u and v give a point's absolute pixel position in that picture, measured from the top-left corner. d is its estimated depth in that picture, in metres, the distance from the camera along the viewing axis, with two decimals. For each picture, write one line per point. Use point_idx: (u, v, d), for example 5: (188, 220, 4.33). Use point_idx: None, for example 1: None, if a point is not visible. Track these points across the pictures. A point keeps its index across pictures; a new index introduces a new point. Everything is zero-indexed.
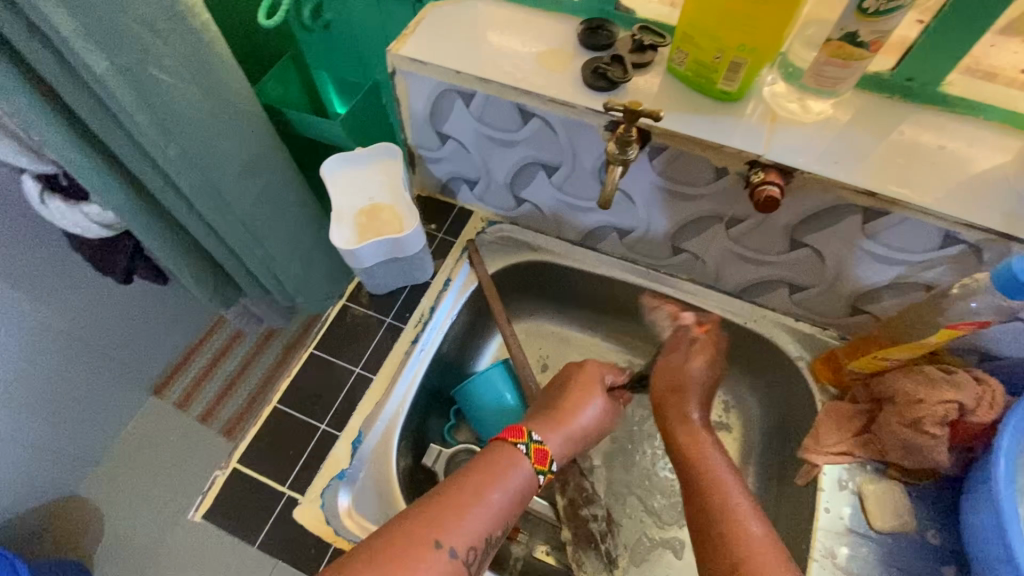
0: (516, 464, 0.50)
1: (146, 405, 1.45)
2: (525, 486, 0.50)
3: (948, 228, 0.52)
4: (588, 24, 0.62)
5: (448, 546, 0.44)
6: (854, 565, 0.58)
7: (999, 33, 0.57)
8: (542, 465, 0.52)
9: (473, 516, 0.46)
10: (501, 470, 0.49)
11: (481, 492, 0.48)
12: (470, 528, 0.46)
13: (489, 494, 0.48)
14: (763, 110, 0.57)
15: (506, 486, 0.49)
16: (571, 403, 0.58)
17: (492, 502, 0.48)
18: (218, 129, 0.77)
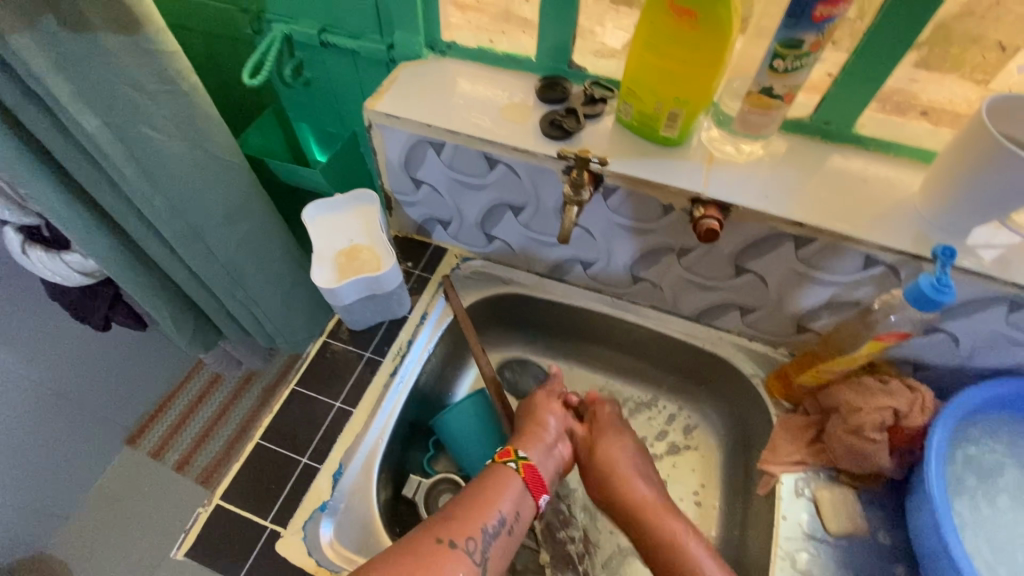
0: (498, 471, 0.60)
1: (120, 455, 1.42)
2: (510, 490, 0.59)
3: (868, 252, 0.59)
4: (545, 81, 0.70)
5: (450, 541, 0.53)
6: (814, 567, 0.61)
7: (915, 67, 0.60)
8: (510, 454, 0.62)
9: (478, 517, 0.55)
10: (485, 477, 0.60)
11: (475, 500, 0.57)
12: (471, 526, 0.54)
13: (477, 496, 0.57)
14: (702, 152, 0.65)
15: (502, 499, 0.58)
16: (527, 439, 0.65)
17: (487, 506, 0.56)
18: (203, 178, 0.82)
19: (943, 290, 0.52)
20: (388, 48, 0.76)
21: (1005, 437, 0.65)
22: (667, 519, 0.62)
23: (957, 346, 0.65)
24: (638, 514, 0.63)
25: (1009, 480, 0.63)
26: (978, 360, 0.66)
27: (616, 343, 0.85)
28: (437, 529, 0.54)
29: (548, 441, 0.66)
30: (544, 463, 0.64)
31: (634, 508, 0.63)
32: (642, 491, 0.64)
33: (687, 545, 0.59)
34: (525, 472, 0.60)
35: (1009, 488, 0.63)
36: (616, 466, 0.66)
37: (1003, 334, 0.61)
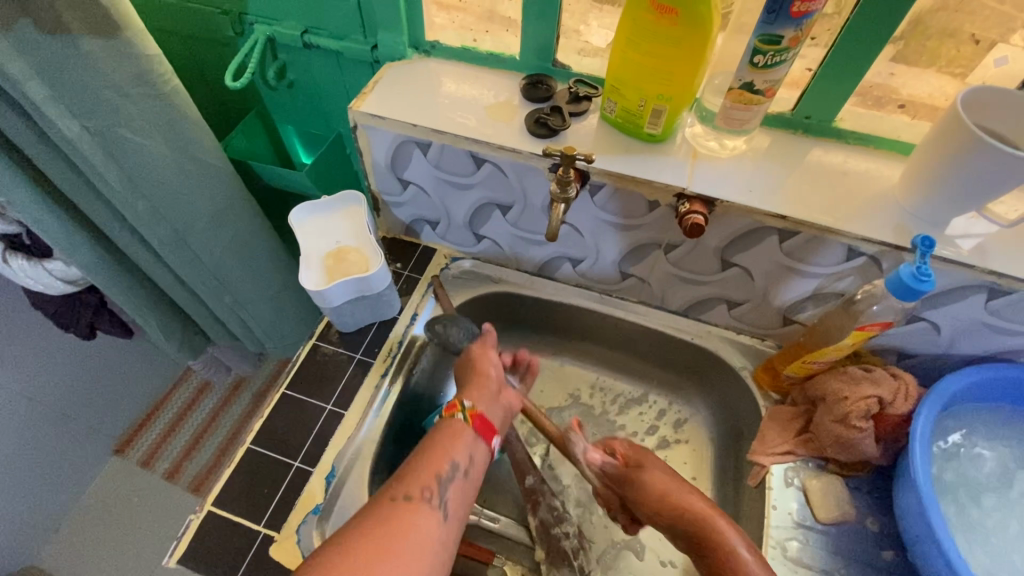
0: (444, 426, 0.57)
1: (108, 465, 1.40)
2: (462, 439, 0.56)
3: (850, 243, 0.60)
4: (530, 80, 0.70)
5: (408, 494, 0.50)
6: (804, 556, 0.62)
7: (891, 61, 0.61)
8: (455, 408, 0.59)
9: (434, 469, 0.52)
10: (436, 433, 0.57)
11: (430, 455, 0.53)
12: (427, 476, 0.51)
13: (428, 450, 0.54)
14: (686, 148, 0.66)
15: (453, 448, 0.55)
16: (472, 390, 0.63)
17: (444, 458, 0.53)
18: (187, 182, 0.81)
19: (924, 278, 0.53)
20: (372, 48, 0.75)
21: (982, 427, 0.66)
22: (715, 524, 0.55)
23: (939, 335, 0.66)
24: (688, 526, 0.56)
25: (988, 472, 0.64)
26: (959, 347, 0.67)
27: (605, 339, 0.86)
28: (393, 487, 0.50)
29: (495, 388, 0.63)
30: (490, 410, 0.62)
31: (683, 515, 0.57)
32: (696, 501, 0.57)
33: (734, 549, 0.52)
34: (473, 420, 0.58)
35: (991, 484, 0.64)
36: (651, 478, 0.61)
37: (982, 321, 0.63)
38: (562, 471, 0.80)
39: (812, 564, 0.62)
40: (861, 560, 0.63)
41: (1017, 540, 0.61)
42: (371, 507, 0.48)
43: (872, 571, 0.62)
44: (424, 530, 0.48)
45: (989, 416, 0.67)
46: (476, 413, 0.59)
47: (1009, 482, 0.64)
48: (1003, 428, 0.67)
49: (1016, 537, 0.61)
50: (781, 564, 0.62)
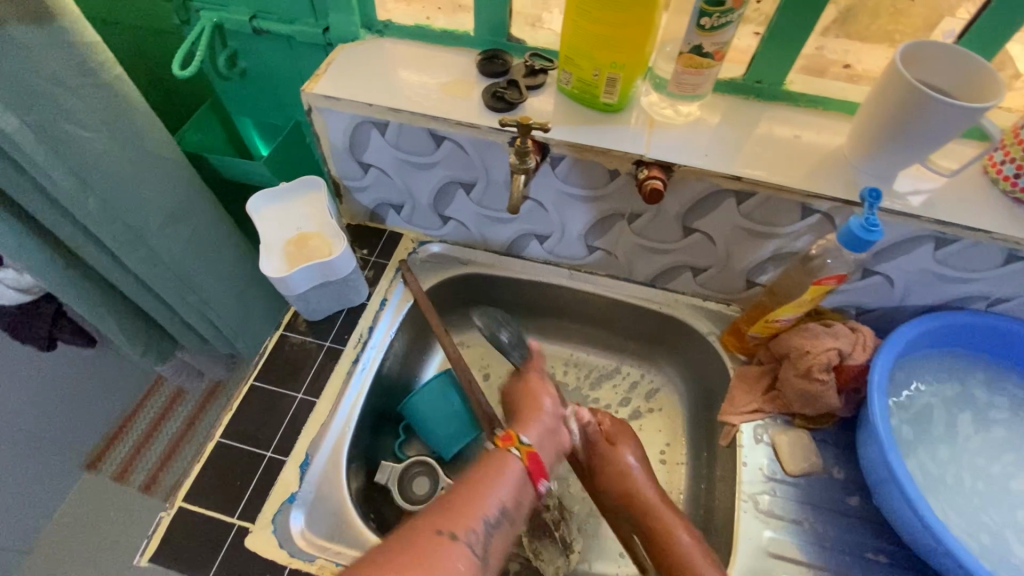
0: (491, 455, 0.57)
1: (80, 482, 1.36)
2: (510, 473, 0.55)
3: (803, 201, 0.62)
4: (485, 55, 0.70)
5: (451, 532, 0.49)
6: (775, 507, 0.64)
7: (829, 26, 0.64)
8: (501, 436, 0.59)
9: (479, 510, 0.51)
10: (490, 467, 0.55)
11: (479, 491, 0.53)
12: (469, 516, 0.51)
13: (469, 482, 0.54)
14: (643, 117, 0.66)
15: (498, 488, 0.54)
16: (527, 422, 0.62)
17: (490, 498, 0.52)
18: (139, 177, 0.78)
19: (873, 229, 0.55)
20: (323, 31, 0.74)
21: (928, 379, 0.68)
22: (665, 519, 0.63)
23: (892, 287, 0.69)
24: (642, 512, 0.64)
25: (940, 426, 0.66)
26: (912, 297, 0.70)
27: (576, 314, 0.87)
28: (434, 521, 0.50)
29: (552, 424, 0.63)
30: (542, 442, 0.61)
31: (641, 505, 0.65)
32: (646, 491, 0.65)
33: (677, 540, 0.61)
34: (529, 459, 0.57)
35: (941, 437, 0.65)
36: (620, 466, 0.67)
37: (931, 271, 0.66)
38: None
39: (783, 514, 0.64)
40: (829, 507, 0.65)
41: (976, 495, 0.62)
42: (412, 538, 0.48)
43: (839, 517, 0.64)
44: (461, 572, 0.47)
45: (930, 366, 0.69)
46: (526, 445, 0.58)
47: (956, 433, 0.66)
48: (944, 376, 0.69)
49: (972, 490, 0.62)
50: (753, 516, 0.64)
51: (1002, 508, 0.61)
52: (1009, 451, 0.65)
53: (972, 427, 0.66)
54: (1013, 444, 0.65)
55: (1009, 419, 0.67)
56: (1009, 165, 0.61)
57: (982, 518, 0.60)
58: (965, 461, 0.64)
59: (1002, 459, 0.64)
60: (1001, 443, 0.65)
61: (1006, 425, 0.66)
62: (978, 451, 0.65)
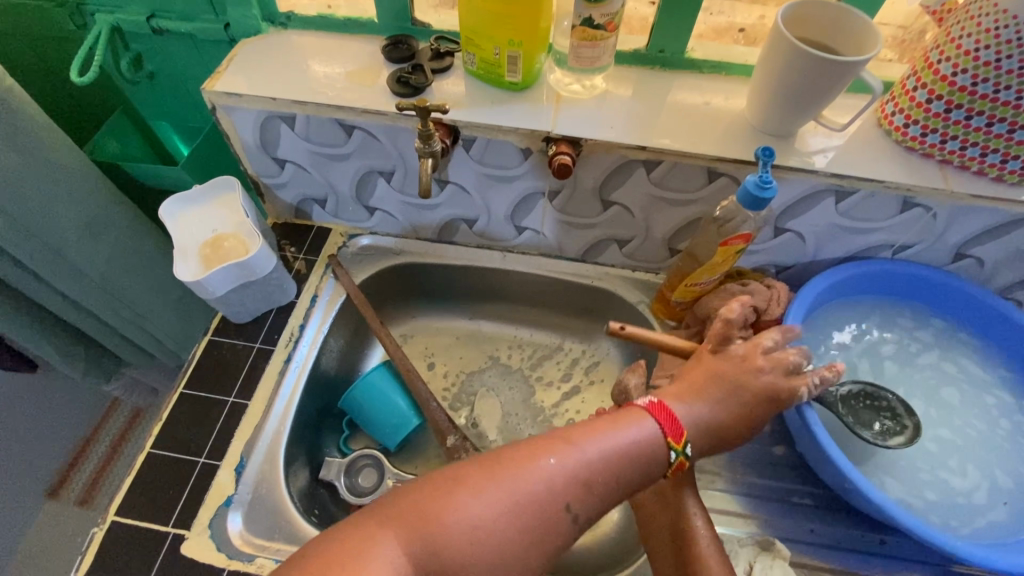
0: (655, 445, 0.50)
1: (43, 510, 1.31)
2: (651, 472, 0.49)
3: (709, 165, 0.63)
4: (390, 40, 0.69)
5: (574, 512, 0.45)
6: (706, 463, 0.67)
7: None
8: (676, 443, 0.51)
9: (602, 494, 0.47)
10: (643, 460, 0.49)
11: (615, 477, 0.47)
12: (592, 500, 0.46)
13: (614, 463, 0.48)
14: (550, 93, 0.67)
15: (630, 477, 0.48)
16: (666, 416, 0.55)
17: (616, 489, 0.48)
18: (49, 192, 0.76)
19: (766, 185, 0.56)
20: (225, 27, 0.72)
21: (828, 334, 0.72)
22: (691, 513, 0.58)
23: (804, 243, 0.72)
24: (676, 501, 0.59)
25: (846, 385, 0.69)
26: (823, 251, 0.73)
27: (514, 294, 0.87)
28: (568, 491, 0.45)
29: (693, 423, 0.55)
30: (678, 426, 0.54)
31: (677, 497, 0.60)
32: (683, 484, 0.60)
33: (701, 555, 0.55)
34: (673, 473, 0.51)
35: None
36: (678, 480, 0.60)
37: (837, 224, 0.68)
38: (486, 427, 0.82)
39: (713, 469, 0.67)
40: (755, 458, 0.68)
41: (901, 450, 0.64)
42: (545, 491, 0.45)
43: (765, 466, 0.68)
44: (548, 528, 0.44)
45: (829, 321, 0.72)
46: (678, 470, 0.51)
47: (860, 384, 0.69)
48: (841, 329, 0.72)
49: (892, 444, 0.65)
50: None
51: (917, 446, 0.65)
52: (905, 384, 0.69)
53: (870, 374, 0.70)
54: (906, 375, 0.70)
55: (895, 351, 0.71)
56: (898, 115, 0.64)
57: (915, 468, 0.63)
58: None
59: (901, 394, 0.68)
60: (895, 379, 0.69)
61: (897, 359, 0.71)
62: None
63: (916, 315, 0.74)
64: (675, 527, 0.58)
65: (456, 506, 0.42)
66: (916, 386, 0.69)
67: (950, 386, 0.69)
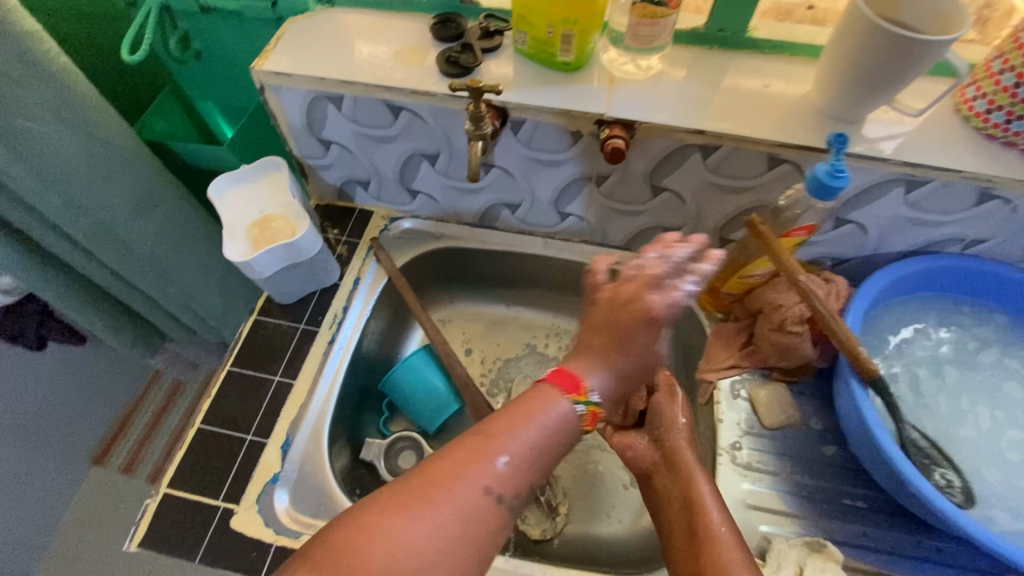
0: (562, 410, 0.46)
1: (90, 476, 1.39)
2: (562, 433, 0.46)
3: (770, 151, 0.60)
4: (439, 19, 0.68)
5: (498, 497, 0.40)
6: (753, 460, 0.66)
7: None
8: (580, 395, 0.48)
9: (523, 458, 0.42)
10: (543, 413, 0.45)
11: (524, 439, 0.43)
12: (517, 478, 0.41)
13: (531, 441, 0.43)
14: (603, 74, 0.64)
15: (541, 437, 0.44)
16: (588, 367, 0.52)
17: (528, 448, 0.43)
18: (101, 169, 0.77)
19: (838, 174, 0.53)
20: (272, 5, 0.72)
21: (887, 336, 0.68)
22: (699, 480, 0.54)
23: (866, 235, 0.68)
24: (680, 467, 0.56)
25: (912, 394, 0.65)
26: (886, 244, 0.69)
27: (553, 282, 0.86)
28: (484, 471, 0.40)
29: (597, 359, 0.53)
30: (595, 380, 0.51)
31: (683, 462, 0.56)
32: (686, 450, 0.57)
33: (711, 521, 0.51)
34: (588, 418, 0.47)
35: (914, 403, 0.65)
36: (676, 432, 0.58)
37: (904, 216, 0.65)
38: None
39: (761, 466, 0.65)
40: (803, 457, 0.66)
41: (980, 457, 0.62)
42: (467, 491, 0.39)
43: (814, 466, 0.65)
44: (477, 513, 0.39)
45: (885, 326, 0.69)
46: (592, 420, 0.48)
47: (922, 394, 0.65)
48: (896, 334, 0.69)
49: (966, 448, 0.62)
50: (731, 469, 0.65)
51: (992, 451, 0.62)
52: (967, 391, 0.66)
53: (933, 382, 0.66)
54: (967, 378, 0.66)
55: (955, 355, 0.68)
56: (980, 101, 0.59)
57: (980, 474, 0.61)
58: (923, 413, 0.65)
59: (963, 402, 0.65)
60: (957, 386, 0.66)
61: (956, 364, 0.67)
62: (945, 404, 0.65)
63: (974, 313, 0.70)
64: (684, 496, 0.54)
65: (382, 531, 0.36)
66: (980, 390, 0.66)
67: (1013, 381, 0.66)
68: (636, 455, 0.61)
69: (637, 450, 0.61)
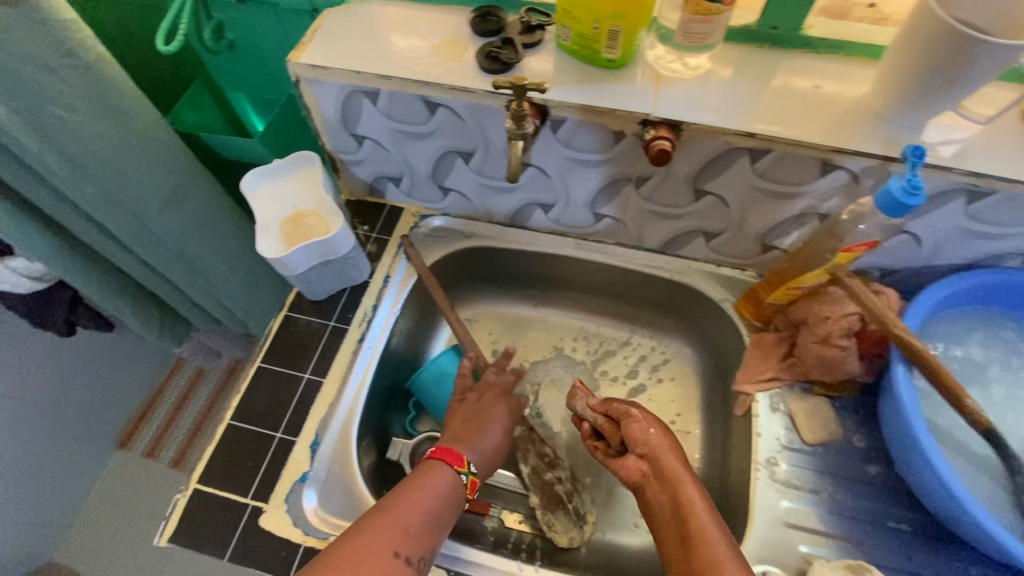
0: (448, 480, 0.59)
1: (114, 460, 1.40)
2: (453, 502, 0.58)
3: (824, 156, 0.57)
4: (479, 12, 0.65)
5: (405, 558, 0.50)
6: (792, 477, 0.63)
7: None
8: (462, 467, 0.61)
9: (425, 525, 0.54)
10: (429, 485, 0.57)
11: (425, 510, 0.55)
12: (416, 541, 0.52)
13: (420, 508, 0.54)
14: (649, 72, 0.62)
15: (437, 506, 0.56)
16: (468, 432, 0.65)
17: (429, 516, 0.55)
18: (135, 160, 0.77)
19: (913, 191, 0.52)
20: None
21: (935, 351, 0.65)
22: (688, 487, 0.55)
23: (919, 246, 0.65)
24: (669, 477, 0.56)
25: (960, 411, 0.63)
26: (939, 256, 0.66)
27: (584, 284, 0.84)
28: (395, 540, 0.51)
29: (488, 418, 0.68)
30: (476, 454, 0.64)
31: (673, 470, 0.57)
32: (669, 457, 0.58)
33: (703, 531, 0.51)
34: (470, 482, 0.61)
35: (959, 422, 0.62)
36: (653, 440, 0.59)
37: (963, 228, 0.61)
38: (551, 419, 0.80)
39: (800, 484, 0.63)
40: (845, 475, 0.63)
41: None
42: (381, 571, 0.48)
43: (855, 484, 0.63)
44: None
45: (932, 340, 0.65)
46: (473, 488, 0.61)
47: None
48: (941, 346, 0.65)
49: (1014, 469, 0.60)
50: (769, 485, 0.63)
51: None
52: (1013, 408, 0.63)
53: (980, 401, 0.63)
54: (1015, 396, 0.63)
55: (1003, 372, 0.65)
56: None
57: None
58: (962, 427, 0.62)
59: (1008, 420, 0.62)
60: (1002, 404, 0.63)
61: (1003, 380, 0.64)
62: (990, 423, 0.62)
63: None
64: (676, 506, 0.55)
65: None
66: None
67: None
68: (628, 471, 0.60)
69: (626, 467, 0.60)
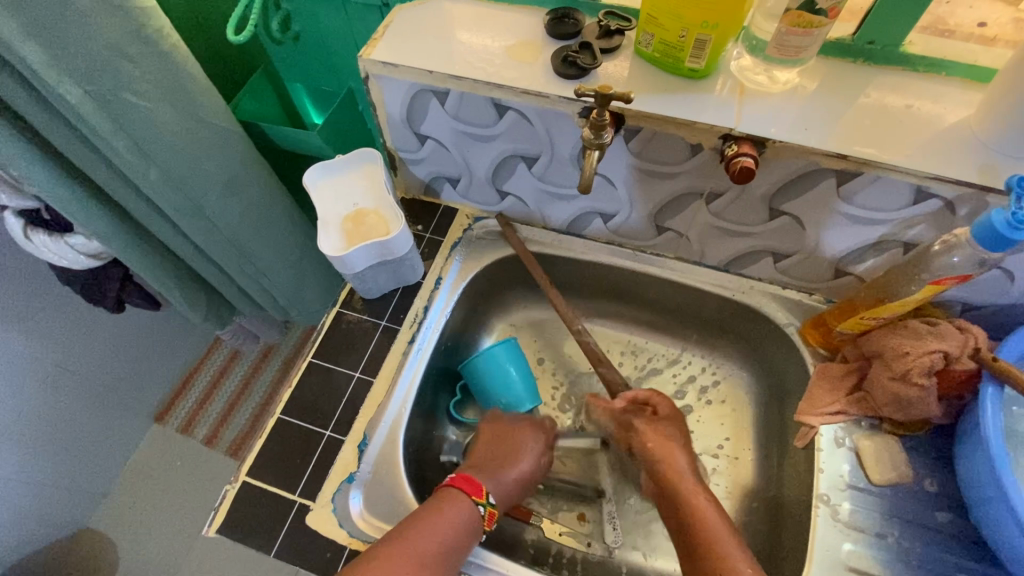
0: (468, 508, 0.57)
1: (151, 433, 1.44)
2: (471, 530, 0.56)
3: (920, 183, 0.53)
4: (555, 14, 0.63)
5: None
6: (856, 519, 0.60)
7: None
8: (480, 497, 0.58)
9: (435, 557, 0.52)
10: (449, 510, 0.56)
11: (438, 536, 0.53)
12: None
13: (446, 535, 0.54)
14: (732, 84, 0.59)
15: (453, 534, 0.55)
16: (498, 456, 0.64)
17: (444, 547, 0.53)
18: (198, 148, 0.77)
19: (1021, 227, 0.47)
20: None
21: None
22: (696, 499, 0.56)
23: (1012, 284, 0.61)
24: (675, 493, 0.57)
25: None
26: None
27: (638, 297, 0.82)
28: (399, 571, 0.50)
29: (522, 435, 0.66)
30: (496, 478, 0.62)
31: (679, 490, 0.57)
32: (680, 470, 0.59)
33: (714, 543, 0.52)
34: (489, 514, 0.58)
35: None
36: (663, 451, 0.60)
37: None
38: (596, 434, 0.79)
39: (865, 527, 0.60)
40: (914, 521, 0.60)
41: None
42: None
43: (924, 533, 0.59)
44: None
45: None
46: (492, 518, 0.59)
47: None
48: None
49: None
50: (830, 526, 0.60)
51: None
52: None
53: None
54: None
55: None
56: None
57: None
58: None
59: None
60: None
61: None
62: None
63: None
64: (681, 521, 0.56)
65: None
66: None
67: None
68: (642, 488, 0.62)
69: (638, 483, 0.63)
